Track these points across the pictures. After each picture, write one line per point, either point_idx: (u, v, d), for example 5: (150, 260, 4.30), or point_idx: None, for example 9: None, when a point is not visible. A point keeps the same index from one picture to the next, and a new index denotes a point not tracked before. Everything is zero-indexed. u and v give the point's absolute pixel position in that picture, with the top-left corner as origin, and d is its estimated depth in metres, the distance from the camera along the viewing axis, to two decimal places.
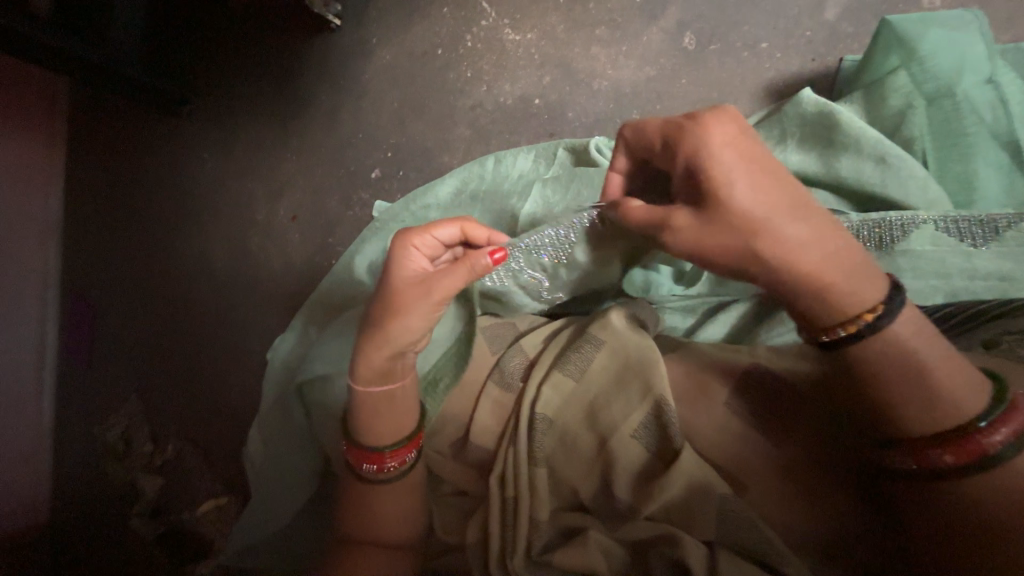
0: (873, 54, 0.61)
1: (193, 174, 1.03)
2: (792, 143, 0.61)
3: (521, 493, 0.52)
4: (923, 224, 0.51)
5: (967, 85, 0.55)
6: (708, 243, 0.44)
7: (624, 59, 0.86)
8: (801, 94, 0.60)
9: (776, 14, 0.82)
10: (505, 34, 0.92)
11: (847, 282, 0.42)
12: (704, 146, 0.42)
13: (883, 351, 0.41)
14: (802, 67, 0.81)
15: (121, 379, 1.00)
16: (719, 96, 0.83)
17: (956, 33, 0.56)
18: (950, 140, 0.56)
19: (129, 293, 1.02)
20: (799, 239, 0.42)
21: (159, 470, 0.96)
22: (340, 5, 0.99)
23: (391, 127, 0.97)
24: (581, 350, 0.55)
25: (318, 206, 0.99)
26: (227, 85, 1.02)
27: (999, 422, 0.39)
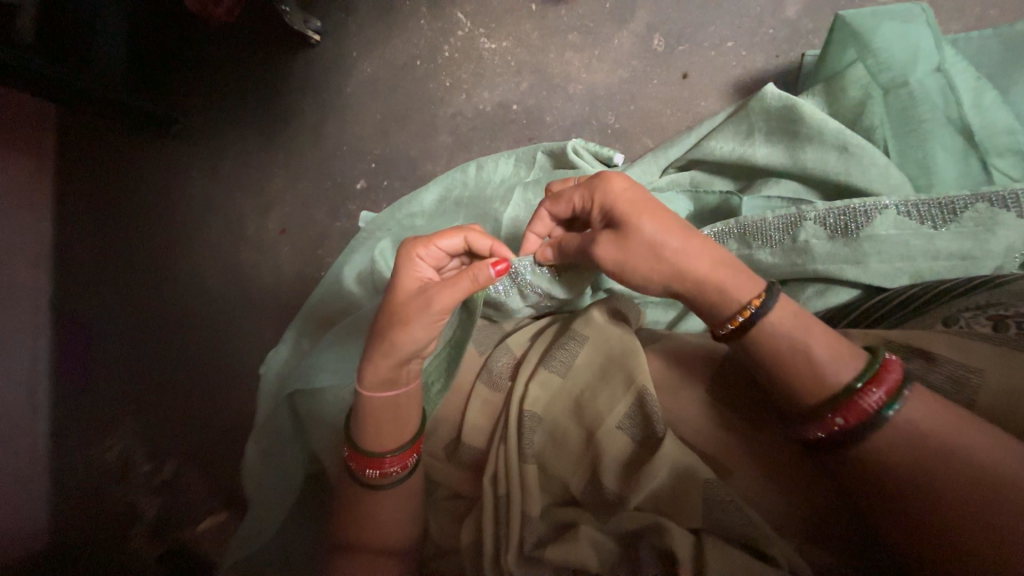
0: (830, 49, 0.62)
1: (179, 192, 1.04)
2: (760, 138, 0.63)
3: (513, 490, 0.52)
4: (885, 209, 0.53)
5: (917, 74, 0.56)
6: (625, 257, 0.49)
7: (597, 62, 0.88)
8: (766, 88, 0.62)
9: (740, 13, 0.84)
10: (481, 44, 0.94)
11: (734, 280, 0.47)
12: (606, 193, 0.51)
13: (771, 332, 0.44)
14: (768, 63, 0.83)
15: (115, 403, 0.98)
16: (690, 95, 0.85)
17: (907, 26, 0.57)
18: (908, 128, 0.56)
19: (122, 314, 1.01)
20: (690, 248, 0.48)
21: (159, 490, 0.94)
22: (319, 22, 1.00)
23: (374, 139, 0.99)
24: (566, 346, 0.56)
25: (304, 219, 1.01)
26: (212, 104, 1.04)
27: (875, 381, 0.41)
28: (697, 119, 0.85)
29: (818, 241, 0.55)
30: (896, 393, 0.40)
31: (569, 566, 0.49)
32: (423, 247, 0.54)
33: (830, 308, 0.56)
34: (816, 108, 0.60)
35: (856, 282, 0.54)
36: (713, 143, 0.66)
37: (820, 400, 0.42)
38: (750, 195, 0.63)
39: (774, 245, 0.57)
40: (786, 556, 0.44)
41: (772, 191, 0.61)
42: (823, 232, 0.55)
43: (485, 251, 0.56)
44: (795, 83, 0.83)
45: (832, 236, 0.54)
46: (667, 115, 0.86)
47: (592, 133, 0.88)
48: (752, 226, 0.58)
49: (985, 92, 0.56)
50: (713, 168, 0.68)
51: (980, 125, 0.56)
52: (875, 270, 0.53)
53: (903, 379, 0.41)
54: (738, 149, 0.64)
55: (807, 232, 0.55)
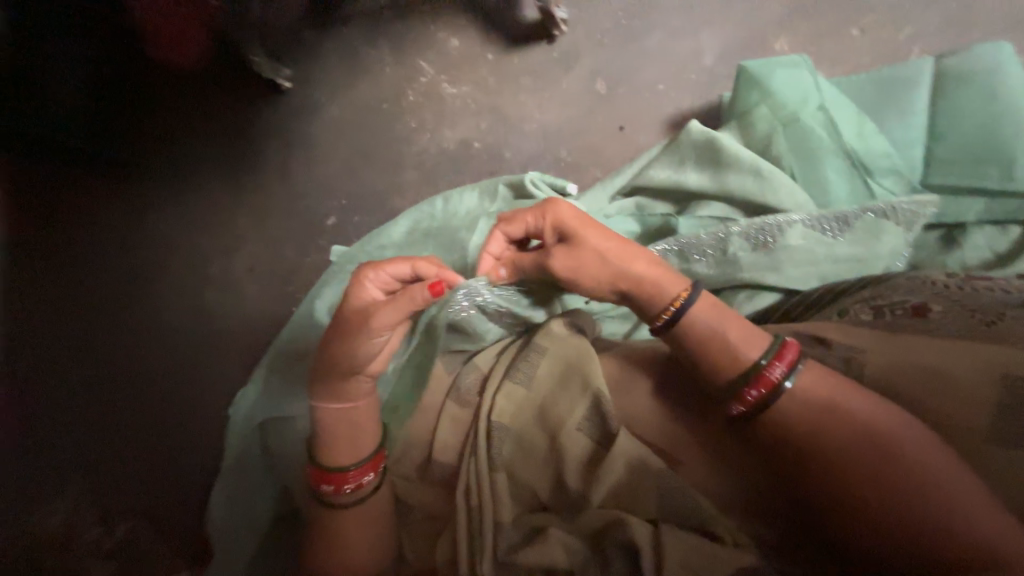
0: (738, 91, 0.71)
1: (139, 233, 1.03)
2: (690, 166, 0.72)
3: (485, 501, 0.55)
4: (794, 224, 0.61)
5: (808, 112, 0.67)
6: (577, 264, 0.58)
7: (549, 103, 0.98)
8: (691, 125, 0.72)
9: (669, 60, 0.96)
10: (443, 88, 1.03)
11: (664, 278, 0.56)
12: (557, 211, 0.59)
13: (693, 322, 0.53)
14: (695, 102, 0.95)
15: (72, 456, 0.95)
16: (632, 131, 0.95)
17: (793, 75, 0.68)
18: (805, 156, 0.66)
19: (76, 362, 0.98)
20: (627, 254, 0.57)
21: (110, 555, 0.90)
22: (289, 71, 1.05)
23: (343, 177, 1.04)
24: (528, 359, 0.61)
25: (274, 256, 1.04)
26: (174, 144, 1.05)
27: (777, 358, 0.49)
28: (638, 151, 0.95)
29: (744, 253, 0.63)
30: (793, 367, 0.49)
31: (539, 569, 0.52)
32: (371, 272, 0.59)
33: (757, 311, 0.63)
34: (734, 141, 0.70)
35: (777, 286, 0.63)
36: (651, 172, 0.75)
37: (734, 377, 0.50)
38: (686, 216, 0.70)
39: (708, 258, 0.64)
40: (731, 534, 0.50)
41: (704, 211, 0.69)
42: (747, 245, 0.63)
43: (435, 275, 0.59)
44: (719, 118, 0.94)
45: (754, 249, 0.62)
46: (612, 148, 0.95)
47: (547, 166, 0.96)
48: (690, 243, 0.64)
49: (863, 124, 0.68)
50: (654, 193, 0.76)
51: (862, 151, 0.66)
52: (790, 275, 0.62)
53: (798, 357, 0.49)
54: (672, 176, 0.73)
55: (735, 245, 0.63)
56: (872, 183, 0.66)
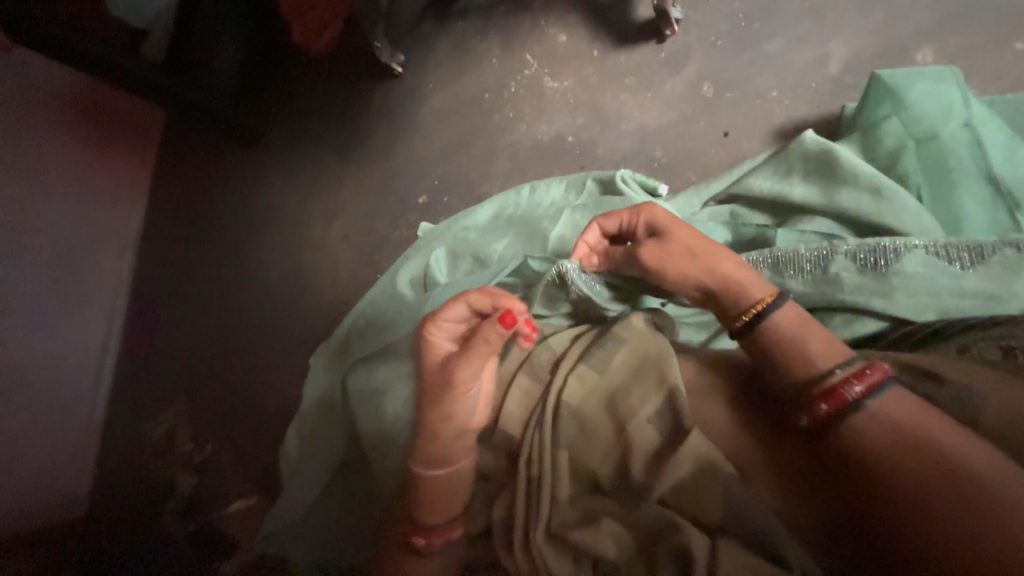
0: (866, 102, 0.67)
1: (263, 194, 1.20)
2: (797, 178, 0.69)
3: (545, 473, 0.58)
4: (914, 249, 0.57)
5: (947, 129, 0.61)
6: (663, 257, 0.62)
7: (649, 103, 0.97)
8: (804, 135, 0.69)
9: (785, 68, 0.92)
10: (545, 82, 1.06)
11: (751, 283, 0.57)
12: (651, 212, 0.66)
13: (772, 329, 0.54)
14: (810, 112, 0.89)
15: (179, 376, 1.13)
16: (735, 137, 0.92)
17: (938, 87, 0.63)
18: (938, 177, 0.61)
19: (192, 297, 1.17)
20: (716, 255, 0.59)
21: (197, 470, 1.02)
22: (403, 57, 1.15)
23: (441, 159, 1.12)
24: (603, 346, 0.64)
25: (370, 226, 1.14)
26: (300, 120, 1.20)
27: (857, 376, 0.48)
28: (739, 159, 0.91)
29: (848, 273, 0.60)
30: (876, 388, 0.47)
31: (589, 550, 0.55)
32: (436, 326, 0.65)
33: (858, 337, 0.59)
34: (852, 155, 0.65)
35: (882, 313, 0.57)
36: (752, 180, 0.72)
37: (806, 387, 0.50)
38: (785, 228, 0.68)
39: (806, 274, 0.62)
40: (796, 557, 0.48)
41: (808, 226, 0.66)
42: (853, 266, 0.60)
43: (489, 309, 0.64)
44: (836, 131, 0.88)
45: (861, 270, 0.59)
46: (710, 154, 0.93)
47: (638, 166, 0.96)
48: (786, 257, 0.63)
49: (1017, 148, 0.60)
50: (751, 203, 0.74)
51: (1013, 179, 0.59)
52: (900, 304, 0.56)
53: (884, 378, 0.47)
54: (776, 187, 0.70)
55: (838, 265, 0.60)
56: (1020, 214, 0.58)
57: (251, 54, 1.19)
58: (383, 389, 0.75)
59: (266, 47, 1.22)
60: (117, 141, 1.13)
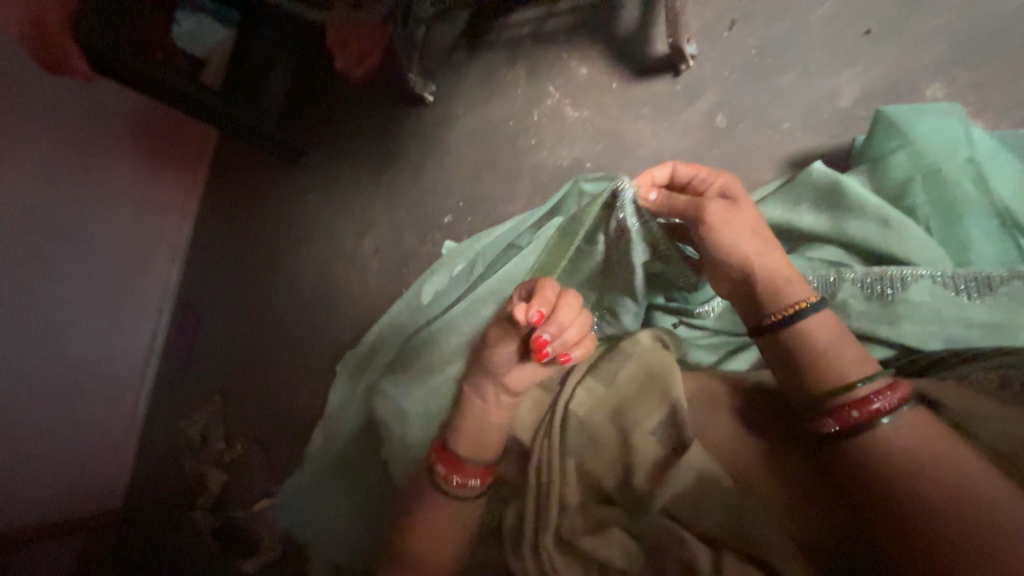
0: (872, 136, 0.68)
1: (302, 210, 1.29)
2: (806, 205, 0.70)
3: (554, 479, 0.61)
4: (920, 278, 0.59)
5: (953, 163, 0.62)
6: (729, 225, 0.61)
7: (665, 132, 1.01)
8: (814, 165, 0.71)
9: (797, 100, 0.95)
10: (566, 111, 1.12)
11: (796, 283, 0.59)
12: (730, 179, 0.65)
13: (803, 333, 0.56)
14: (820, 142, 0.93)
15: (218, 376, 1.24)
16: (748, 165, 0.95)
17: (944, 123, 0.64)
18: (945, 210, 0.62)
19: (231, 303, 1.27)
20: (775, 245, 0.60)
21: (225, 468, 1.17)
22: (434, 86, 1.24)
23: (467, 180, 1.19)
24: (610, 361, 0.69)
25: (398, 241, 1.22)
26: (340, 142, 1.30)
27: (889, 389, 0.50)
28: (752, 186, 0.94)
29: (855, 300, 0.61)
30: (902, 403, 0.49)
31: (598, 558, 0.56)
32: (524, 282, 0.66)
33: None
34: (860, 186, 0.67)
35: (888, 340, 0.58)
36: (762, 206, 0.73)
37: (833, 393, 0.52)
38: (794, 254, 0.69)
39: None
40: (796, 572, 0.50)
41: (816, 252, 0.68)
42: (859, 293, 0.61)
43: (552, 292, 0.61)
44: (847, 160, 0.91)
45: (867, 298, 0.60)
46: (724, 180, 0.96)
47: None
48: None
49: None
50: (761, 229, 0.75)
51: (1020, 213, 0.61)
52: (906, 332, 0.58)
53: (909, 396, 0.49)
54: (785, 214, 0.71)
55: (845, 291, 0.62)
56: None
57: (301, 85, 1.32)
58: (403, 396, 0.80)
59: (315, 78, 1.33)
60: (174, 160, 1.25)
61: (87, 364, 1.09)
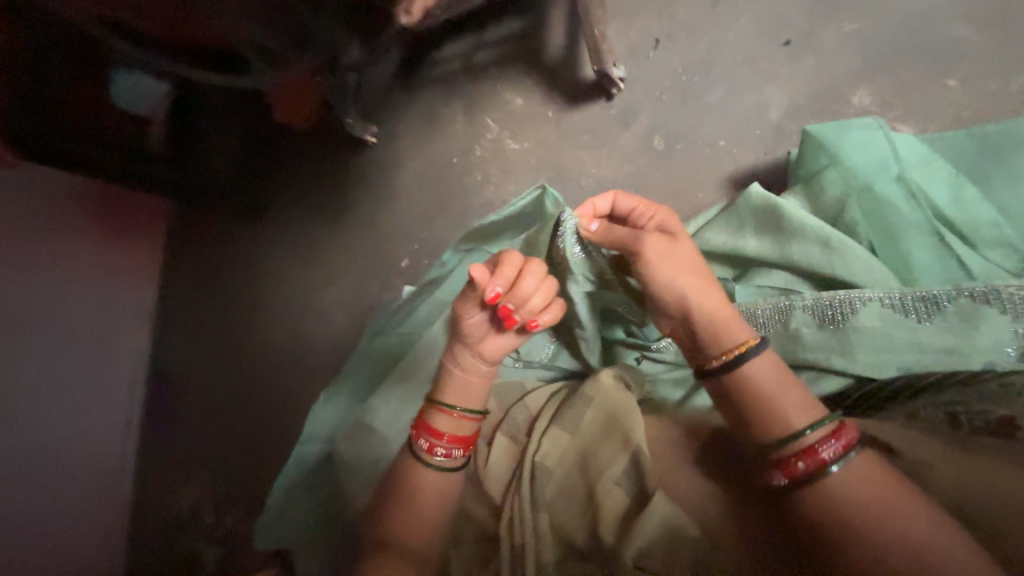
0: (803, 153, 0.68)
1: (255, 266, 1.22)
2: (749, 229, 0.68)
3: (528, 539, 0.60)
4: (869, 301, 0.57)
5: (885, 183, 0.62)
6: (665, 261, 0.58)
7: (606, 159, 0.99)
8: (750, 188, 0.69)
9: (731, 116, 0.94)
10: (507, 145, 1.09)
11: (735, 327, 0.57)
12: (667, 214, 0.63)
13: (745, 381, 0.54)
14: (758, 159, 0.92)
15: (200, 456, 1.15)
16: (689, 188, 0.94)
17: (869, 139, 0.64)
18: (883, 228, 0.61)
19: (203, 368, 1.19)
20: (711, 287, 0.58)
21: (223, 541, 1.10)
22: (376, 128, 1.18)
23: (419, 224, 1.16)
24: (573, 407, 0.67)
25: (360, 292, 1.18)
26: (286, 193, 1.22)
27: (833, 436, 0.50)
28: (696, 208, 0.93)
29: (808, 329, 0.59)
30: (848, 450, 0.49)
31: None
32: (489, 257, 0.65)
33: (823, 394, 0.58)
34: (798, 207, 0.65)
35: (843, 371, 0.57)
36: (707, 234, 0.70)
37: (781, 442, 0.51)
38: (743, 282, 0.67)
39: (766, 330, 0.61)
40: None
41: (765, 280, 0.66)
42: (811, 321, 0.59)
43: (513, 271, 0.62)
44: (783, 175, 0.91)
45: (820, 326, 0.58)
46: (669, 204, 0.94)
47: None
48: (745, 312, 0.63)
49: (962, 187, 0.61)
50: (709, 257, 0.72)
51: (957, 222, 0.60)
52: (861, 361, 0.56)
53: (855, 441, 0.49)
54: (730, 241, 0.69)
55: (797, 320, 0.59)
56: (966, 259, 0.59)
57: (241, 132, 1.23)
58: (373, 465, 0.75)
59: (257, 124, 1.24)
60: (128, 229, 1.13)
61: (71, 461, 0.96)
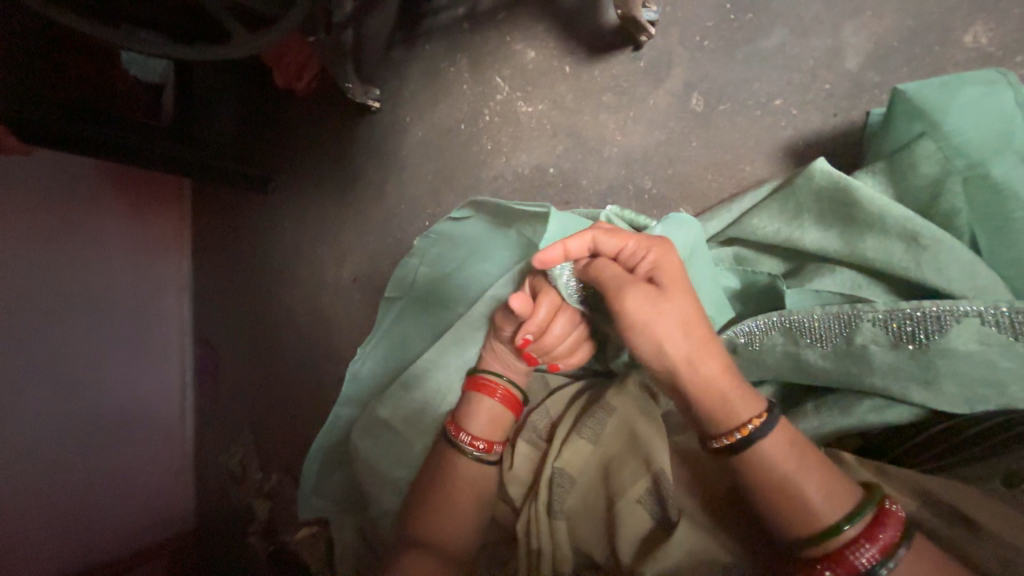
0: (891, 122, 0.55)
1: (277, 243, 1.21)
2: (810, 219, 0.57)
3: (544, 545, 0.58)
4: (966, 318, 0.46)
5: (1005, 166, 0.48)
6: (650, 322, 0.49)
7: (633, 124, 0.85)
8: (814, 164, 0.56)
9: (791, 67, 0.76)
10: (519, 107, 0.95)
11: (737, 398, 0.47)
12: (664, 253, 0.52)
13: (754, 465, 0.45)
14: (824, 122, 0.75)
15: (242, 418, 1.24)
16: (733, 159, 0.79)
17: (988, 105, 0.49)
18: (991, 226, 0.49)
19: (243, 342, 1.25)
20: (704, 352, 0.48)
21: (268, 496, 1.16)
22: (379, 90, 1.07)
23: (428, 200, 1.05)
24: (596, 415, 0.61)
25: (375, 271, 1.11)
26: (300, 166, 1.17)
27: (868, 537, 0.41)
28: (741, 185, 0.79)
29: (878, 347, 0.49)
30: (890, 552, 0.40)
31: None
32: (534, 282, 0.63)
33: (888, 423, 0.50)
34: (874, 190, 0.53)
35: (920, 403, 0.48)
36: (755, 222, 0.61)
37: (803, 540, 0.43)
38: (798, 284, 0.58)
39: (824, 345, 0.52)
40: None
41: (824, 282, 0.55)
42: (884, 337, 0.49)
43: (541, 316, 0.59)
44: (856, 144, 0.74)
45: (894, 345, 0.48)
46: (707, 181, 0.80)
47: (628, 199, 0.86)
48: (799, 322, 0.53)
49: None
50: (759, 246, 0.63)
51: None
52: (946, 392, 0.47)
53: (898, 540, 0.40)
54: (783, 231, 0.59)
55: (865, 335, 0.50)
56: None
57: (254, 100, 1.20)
58: (386, 471, 0.72)
59: (265, 95, 1.19)
60: (155, 207, 1.26)
61: (134, 410, 1.18)
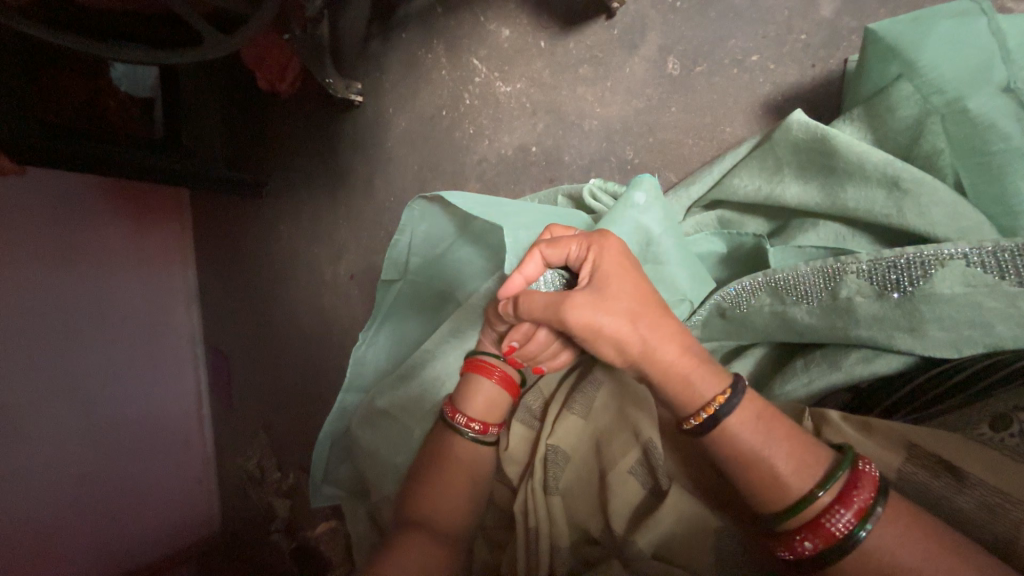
0: (867, 62, 0.54)
1: (274, 244, 1.22)
2: (790, 172, 0.57)
3: (541, 524, 0.57)
4: (950, 261, 0.45)
5: (982, 100, 0.47)
6: (601, 316, 0.47)
7: (610, 95, 0.83)
8: (791, 117, 0.55)
9: (766, 20, 0.74)
10: (498, 88, 0.94)
11: (697, 376, 0.47)
12: (603, 247, 0.51)
13: (728, 440, 0.44)
14: (802, 75, 0.73)
15: (255, 419, 1.26)
16: (713, 121, 0.77)
17: (965, 34, 0.47)
18: (973, 163, 0.49)
19: (251, 346, 1.27)
20: (657, 337, 0.47)
21: (288, 493, 1.17)
22: (360, 84, 1.06)
23: (414, 189, 1.05)
24: (585, 390, 0.61)
25: (369, 265, 1.12)
26: (289, 166, 1.17)
27: (843, 501, 0.40)
28: (723, 147, 0.77)
29: (863, 299, 0.48)
30: (867, 513, 0.39)
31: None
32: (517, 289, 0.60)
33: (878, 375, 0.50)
34: (853, 137, 0.52)
35: (909, 352, 0.47)
36: (736, 181, 0.61)
37: (780, 512, 0.42)
38: (782, 242, 0.57)
39: (810, 301, 0.51)
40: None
41: (808, 238, 0.55)
42: (869, 288, 0.48)
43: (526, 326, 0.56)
44: (838, 94, 0.72)
45: (879, 295, 0.47)
46: (688, 145, 0.79)
47: (611, 171, 0.85)
48: (783, 280, 0.52)
49: None
50: (742, 207, 0.63)
51: None
52: (933, 338, 0.46)
53: (874, 501, 0.39)
54: (764, 188, 0.58)
55: (850, 288, 0.49)
56: None
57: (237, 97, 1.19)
58: (388, 461, 0.73)
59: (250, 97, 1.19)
60: (157, 220, 1.27)
61: (152, 421, 1.21)
